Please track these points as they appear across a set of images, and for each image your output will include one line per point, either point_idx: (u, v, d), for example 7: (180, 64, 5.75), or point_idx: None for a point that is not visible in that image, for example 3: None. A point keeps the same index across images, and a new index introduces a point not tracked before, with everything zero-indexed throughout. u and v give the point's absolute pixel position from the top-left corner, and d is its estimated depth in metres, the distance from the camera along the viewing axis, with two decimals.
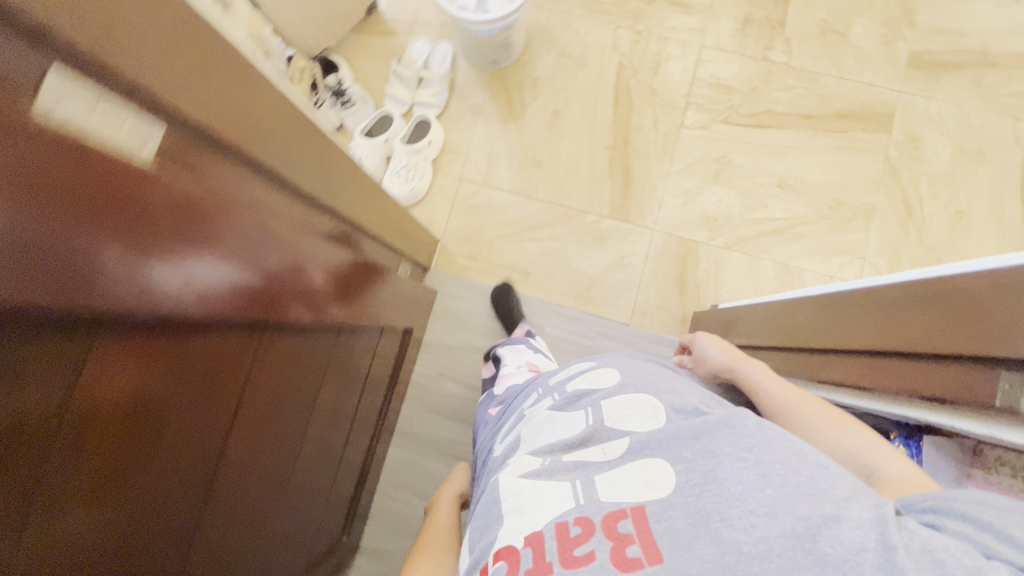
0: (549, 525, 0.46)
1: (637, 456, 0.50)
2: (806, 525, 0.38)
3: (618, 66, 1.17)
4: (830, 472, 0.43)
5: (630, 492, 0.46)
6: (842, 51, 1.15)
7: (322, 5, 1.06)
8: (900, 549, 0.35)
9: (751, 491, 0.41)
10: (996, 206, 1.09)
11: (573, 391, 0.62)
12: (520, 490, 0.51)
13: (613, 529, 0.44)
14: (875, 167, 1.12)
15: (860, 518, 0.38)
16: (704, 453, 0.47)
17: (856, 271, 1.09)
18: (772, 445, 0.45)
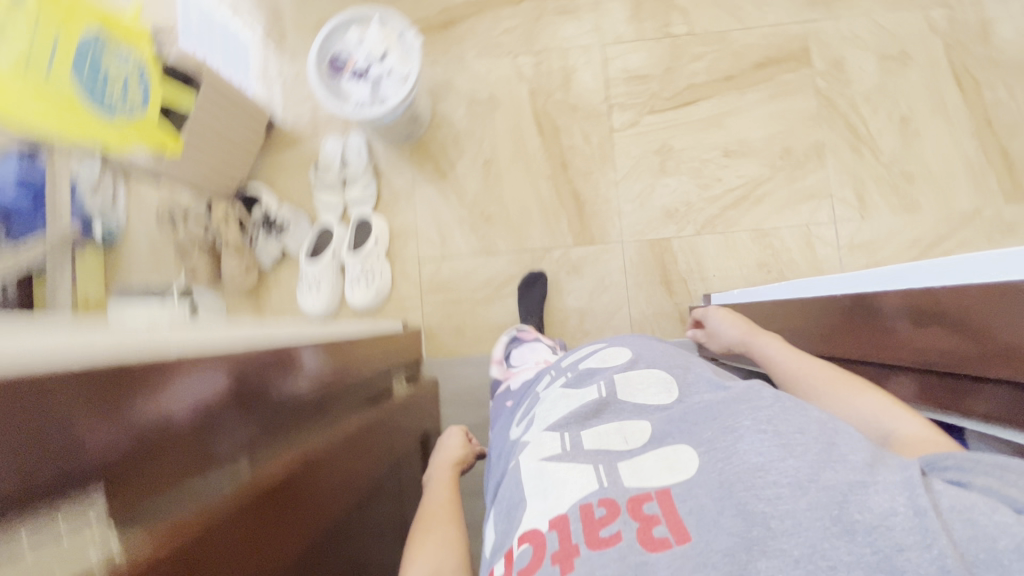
0: (574, 507, 0.42)
1: (661, 441, 0.47)
2: (830, 493, 0.35)
3: (530, 94, 1.14)
4: (854, 439, 0.41)
5: (656, 476, 0.43)
6: (738, 3, 1.13)
7: (221, 147, 1.02)
8: (932, 512, 0.32)
9: (772, 463, 0.39)
10: (936, 102, 1.08)
11: (585, 368, 0.63)
12: (537, 474, 0.48)
13: (637, 510, 0.40)
14: (811, 103, 1.10)
15: (882, 482, 0.35)
16: (721, 431, 0.44)
17: (827, 211, 1.08)
18: (791, 416, 0.43)
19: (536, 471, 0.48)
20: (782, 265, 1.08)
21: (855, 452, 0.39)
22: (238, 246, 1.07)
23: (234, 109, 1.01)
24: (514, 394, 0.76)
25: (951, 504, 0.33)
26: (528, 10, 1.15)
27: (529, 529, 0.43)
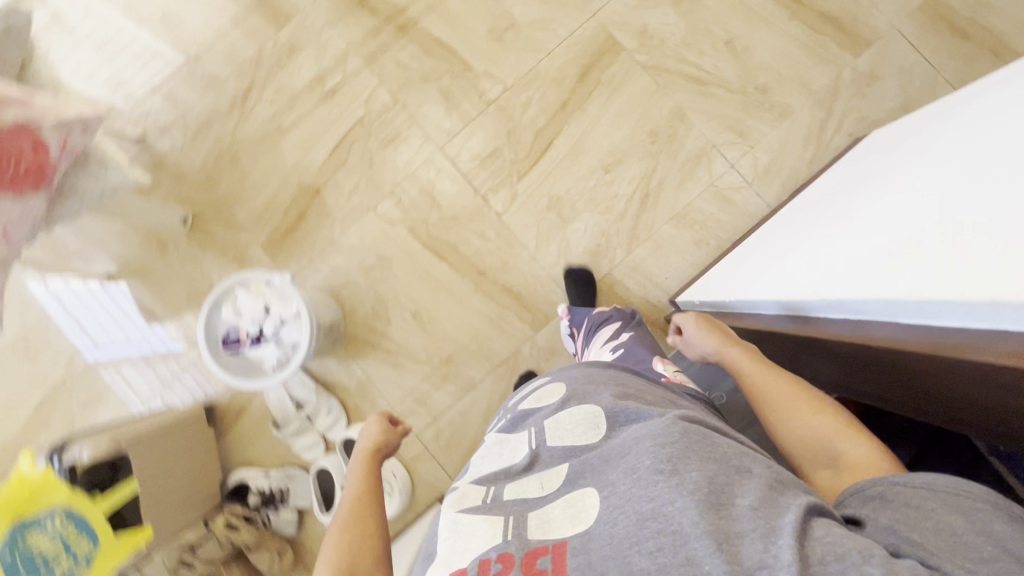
0: (472, 564, 0.46)
1: (569, 487, 0.52)
2: (710, 539, 0.40)
3: (410, 231, 1.13)
4: (751, 483, 0.45)
5: (560, 526, 0.48)
6: (528, 36, 1.12)
7: (185, 473, 0.99)
8: (812, 560, 0.38)
9: (660, 510, 0.43)
10: (744, 12, 1.09)
11: (521, 411, 0.67)
12: (452, 526, 0.52)
13: (529, 565, 0.45)
14: (645, 79, 1.10)
15: (766, 533, 0.40)
16: (627, 469, 0.48)
17: (720, 160, 1.09)
18: (690, 453, 0.47)
19: (455, 523, 0.53)
20: (715, 231, 1.08)
21: (740, 494, 0.44)
22: (257, 538, 1.03)
23: (164, 432, 0.97)
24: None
25: (824, 555, 0.38)
26: (360, 162, 1.14)
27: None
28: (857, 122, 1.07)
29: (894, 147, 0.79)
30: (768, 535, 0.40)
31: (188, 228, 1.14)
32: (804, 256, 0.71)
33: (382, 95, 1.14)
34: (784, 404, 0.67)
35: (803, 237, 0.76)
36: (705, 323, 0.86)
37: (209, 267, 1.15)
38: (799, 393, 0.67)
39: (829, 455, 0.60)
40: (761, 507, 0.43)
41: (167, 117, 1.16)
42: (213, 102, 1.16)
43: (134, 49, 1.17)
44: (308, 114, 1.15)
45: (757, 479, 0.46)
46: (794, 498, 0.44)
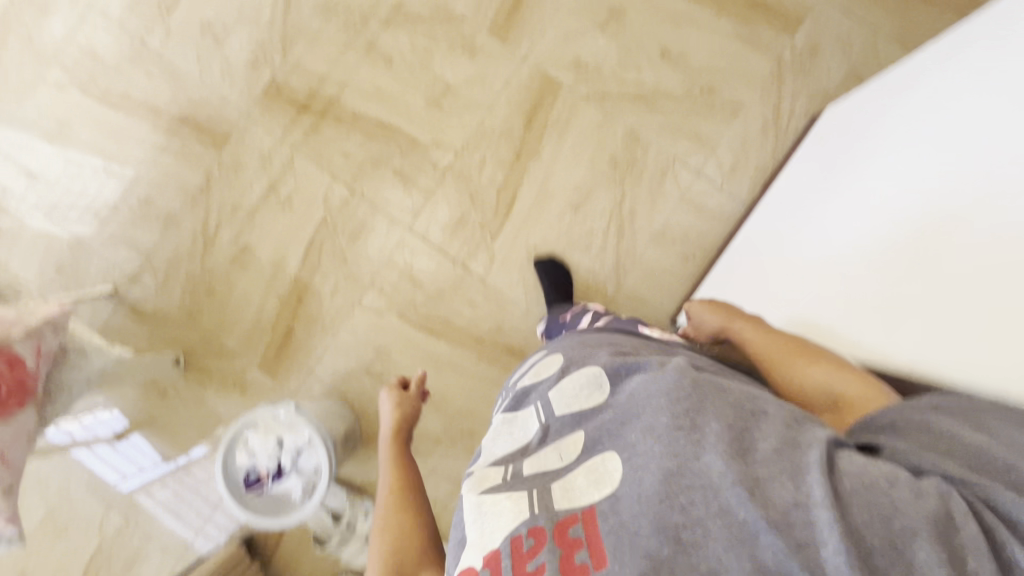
0: (505, 541, 0.44)
1: (591, 453, 0.49)
2: (745, 486, 0.37)
3: (400, 316, 1.12)
4: (768, 427, 0.43)
5: (586, 491, 0.45)
6: (466, 97, 1.11)
7: None
8: (849, 498, 0.36)
9: (686, 464, 0.41)
10: (670, 20, 1.08)
11: (522, 390, 0.64)
12: (476, 507, 0.49)
13: (563, 536, 0.42)
14: (591, 110, 1.10)
15: (793, 473, 0.38)
16: (642, 429, 0.46)
17: (685, 172, 1.08)
18: (706, 406, 0.45)
19: (478, 504, 0.49)
20: (698, 242, 1.08)
21: (762, 439, 0.42)
22: None
23: None
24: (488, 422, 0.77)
25: (855, 484, 0.37)
26: (333, 261, 1.13)
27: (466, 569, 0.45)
28: (809, 101, 1.06)
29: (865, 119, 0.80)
30: (796, 472, 0.38)
31: (183, 369, 1.14)
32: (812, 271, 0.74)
33: (338, 190, 1.13)
34: (785, 358, 0.66)
35: (806, 244, 0.78)
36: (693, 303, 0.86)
37: (214, 401, 1.14)
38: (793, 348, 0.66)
39: (828, 398, 0.59)
40: (784, 448, 0.41)
41: (134, 266, 1.15)
42: (175, 240, 1.15)
43: (85, 207, 1.16)
44: (270, 227, 1.14)
45: (773, 421, 0.44)
46: (814, 436, 0.42)
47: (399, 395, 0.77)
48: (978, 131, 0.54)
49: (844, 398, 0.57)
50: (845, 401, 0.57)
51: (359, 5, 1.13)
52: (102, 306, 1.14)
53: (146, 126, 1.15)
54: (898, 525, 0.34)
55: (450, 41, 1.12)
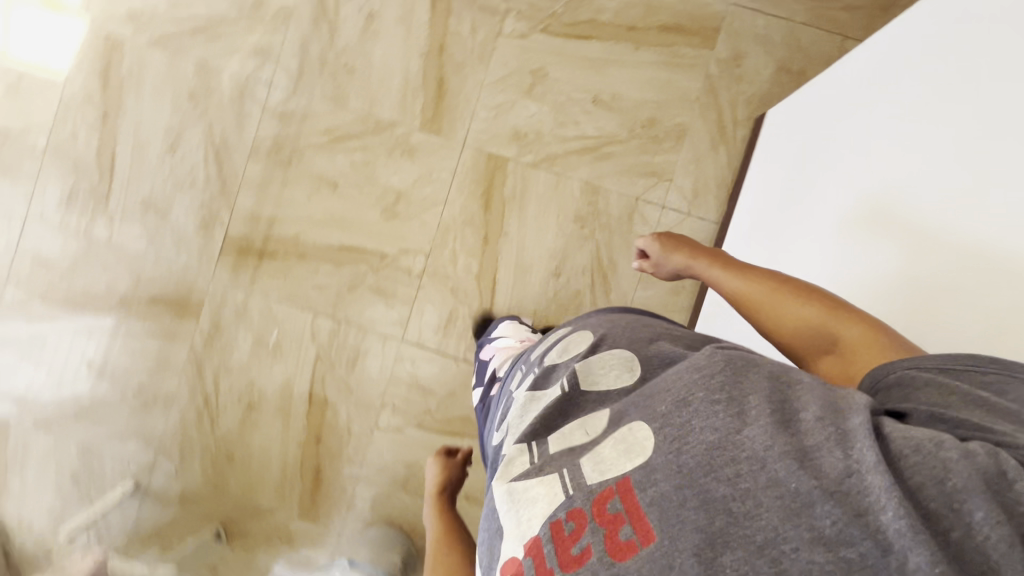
0: (543, 527, 0.45)
1: (617, 429, 0.49)
2: (791, 453, 0.38)
3: (418, 426, 1.12)
4: (813, 395, 0.43)
5: (618, 466, 0.45)
6: (418, 197, 1.11)
7: None
8: (903, 458, 0.37)
9: (730, 437, 0.41)
10: (592, 65, 1.08)
11: (550, 362, 0.64)
12: (511, 495, 0.51)
13: (603, 514, 0.43)
14: (542, 175, 1.09)
15: (840, 440, 0.38)
16: (675, 404, 0.46)
17: (651, 208, 1.08)
18: (743, 378, 0.45)
19: (515, 490, 0.50)
20: None
21: (808, 406, 0.42)
22: None
23: None
24: (501, 381, 0.78)
25: (903, 448, 0.37)
26: (339, 392, 1.12)
27: (510, 559, 0.46)
28: (749, 105, 1.07)
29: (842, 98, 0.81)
30: (844, 439, 0.38)
31: (225, 539, 1.13)
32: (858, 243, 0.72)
33: (323, 323, 1.12)
34: (773, 298, 0.70)
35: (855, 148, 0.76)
36: (668, 241, 0.86)
37: (263, 561, 1.13)
38: (779, 286, 0.70)
39: (828, 341, 0.64)
40: (831, 415, 0.41)
41: (148, 454, 1.14)
42: (179, 417, 1.14)
43: (79, 411, 1.15)
44: (268, 378, 1.13)
45: (813, 386, 0.44)
46: (854, 402, 0.43)
47: (445, 459, 0.82)
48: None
49: (845, 342, 0.62)
50: (847, 345, 0.61)
51: (288, 139, 1.12)
52: (128, 503, 1.14)
53: (117, 316, 1.14)
54: (951, 481, 0.34)
55: (387, 148, 1.11)
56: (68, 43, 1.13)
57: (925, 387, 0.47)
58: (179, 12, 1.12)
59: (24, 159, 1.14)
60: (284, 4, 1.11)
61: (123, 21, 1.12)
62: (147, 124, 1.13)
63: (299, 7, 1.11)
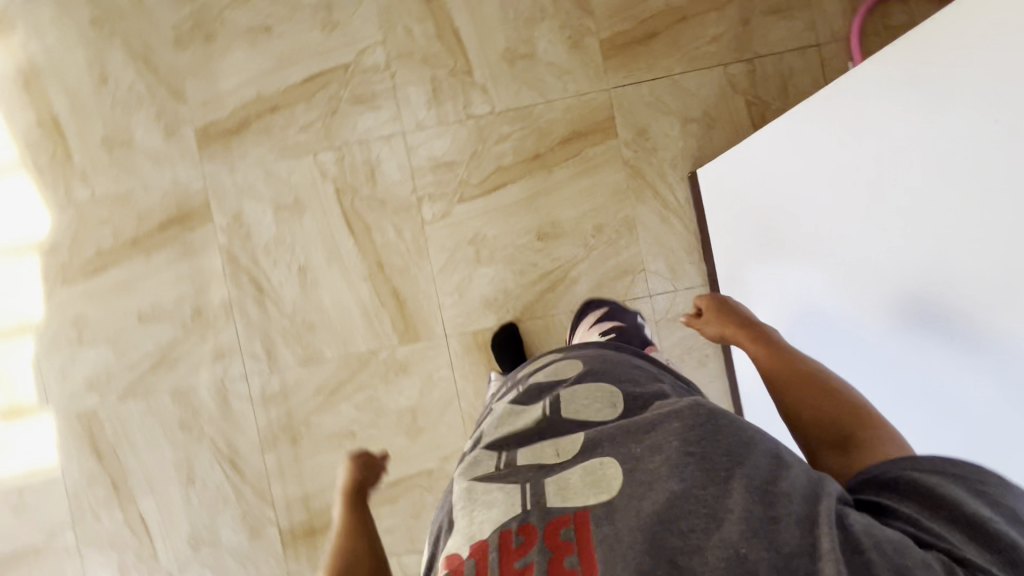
0: (494, 534, 0.49)
1: (588, 458, 0.54)
2: (743, 521, 0.43)
3: None
4: (787, 467, 0.47)
5: (580, 496, 0.50)
6: (430, 404, 1.10)
7: None
8: (871, 549, 0.39)
9: (692, 493, 0.46)
10: (520, 207, 1.09)
11: (536, 382, 0.69)
12: (470, 495, 0.55)
13: (554, 535, 0.47)
14: (529, 324, 1.10)
15: (802, 522, 0.42)
16: (648, 452, 0.51)
17: (640, 302, 1.09)
18: (716, 433, 0.50)
19: (473, 491, 0.55)
20: (701, 343, 1.09)
21: (783, 481, 0.46)
22: None
23: None
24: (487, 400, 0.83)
25: (862, 539, 0.40)
26: None
27: (451, 555, 0.50)
28: (676, 167, 1.08)
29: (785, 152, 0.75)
30: (808, 520, 0.42)
31: None
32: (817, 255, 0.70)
33: (408, 560, 1.11)
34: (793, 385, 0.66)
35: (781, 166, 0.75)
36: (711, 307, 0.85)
37: None
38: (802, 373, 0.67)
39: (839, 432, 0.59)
40: (807, 496, 0.44)
41: None
42: None
43: None
44: None
45: (793, 465, 0.48)
46: (828, 487, 0.45)
47: (359, 457, 0.73)
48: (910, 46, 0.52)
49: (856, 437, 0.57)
50: (857, 437, 0.57)
51: (288, 415, 1.11)
52: None
53: None
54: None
55: (380, 375, 1.11)
56: (46, 440, 1.12)
57: (911, 491, 0.46)
58: (130, 359, 1.12)
59: (63, 561, 1.13)
60: (219, 300, 1.11)
61: (86, 393, 1.12)
62: (155, 471, 1.12)
63: (233, 295, 1.11)
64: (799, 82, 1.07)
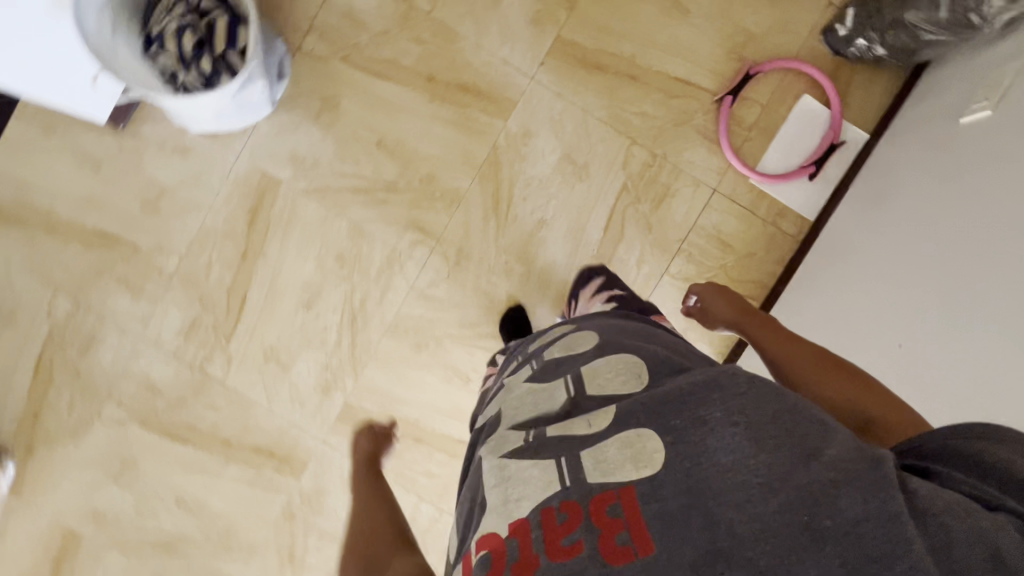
0: (533, 513, 0.51)
1: (622, 427, 0.53)
2: (799, 488, 0.44)
3: None
4: (832, 430, 0.49)
5: (622, 470, 0.50)
6: None
7: None
8: (934, 508, 0.42)
9: (744, 463, 0.46)
10: None
11: (554, 358, 0.69)
12: (501, 472, 0.56)
13: (601, 515, 0.48)
14: None
15: (870, 487, 0.43)
16: (693, 421, 0.50)
17: None
18: (764, 405, 0.50)
19: (505, 468, 0.56)
20: None
21: (832, 449, 0.46)
22: None
23: None
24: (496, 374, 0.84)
25: (926, 500, 0.42)
26: None
27: (489, 534, 0.53)
28: None
29: (879, 312, 0.84)
30: (879, 486, 0.43)
31: None
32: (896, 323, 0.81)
33: None
34: (812, 366, 0.75)
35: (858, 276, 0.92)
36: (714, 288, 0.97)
37: None
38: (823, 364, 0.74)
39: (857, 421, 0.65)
40: (856, 457, 0.46)
41: None
42: None
43: None
44: None
45: (842, 438, 0.48)
46: (880, 454, 0.46)
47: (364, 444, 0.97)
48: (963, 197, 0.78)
49: (879, 420, 0.64)
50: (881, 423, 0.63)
51: None
52: None
53: None
54: (978, 545, 0.40)
55: None
56: None
57: (958, 458, 0.48)
58: None
59: None
60: None
61: None
62: None
63: None
64: (729, 228, 1.08)
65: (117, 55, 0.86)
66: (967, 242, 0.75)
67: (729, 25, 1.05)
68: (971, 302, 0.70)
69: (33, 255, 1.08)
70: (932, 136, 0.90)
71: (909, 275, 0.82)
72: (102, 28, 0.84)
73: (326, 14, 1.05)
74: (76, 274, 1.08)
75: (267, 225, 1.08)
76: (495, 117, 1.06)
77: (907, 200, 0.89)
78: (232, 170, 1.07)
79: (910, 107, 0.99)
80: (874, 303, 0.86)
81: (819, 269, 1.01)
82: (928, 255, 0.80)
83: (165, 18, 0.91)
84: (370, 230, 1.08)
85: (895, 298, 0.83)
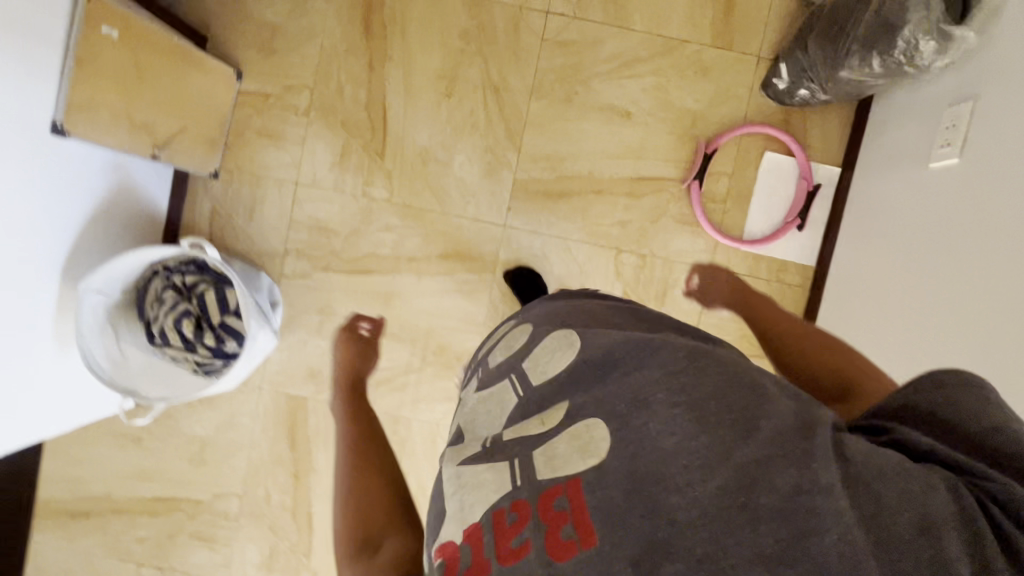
0: (486, 517, 0.44)
1: (574, 420, 0.47)
2: (740, 466, 0.38)
3: None
4: (778, 397, 0.43)
5: (569, 463, 0.43)
6: None
7: None
8: (872, 479, 0.36)
9: (687, 445, 0.40)
10: None
11: (497, 358, 0.60)
12: (458, 479, 0.48)
13: (549, 512, 0.41)
14: None
15: (801, 459, 0.37)
16: (638, 406, 0.44)
17: None
18: (704, 378, 0.44)
19: (461, 476, 0.48)
20: None
21: (771, 420, 0.41)
22: None
23: None
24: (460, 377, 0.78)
25: (867, 470, 0.37)
26: None
27: (445, 543, 0.45)
28: None
29: (894, 328, 0.86)
30: (806, 456, 0.37)
31: None
32: (907, 338, 0.83)
33: None
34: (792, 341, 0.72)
35: (869, 294, 0.94)
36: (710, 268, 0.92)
37: None
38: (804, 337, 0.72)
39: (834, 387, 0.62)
40: (801, 432, 0.40)
41: None
42: None
43: None
44: None
45: (782, 403, 0.43)
46: (820, 418, 0.42)
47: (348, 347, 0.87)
48: (940, 207, 0.81)
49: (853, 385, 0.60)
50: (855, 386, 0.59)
51: None
52: None
53: None
54: (908, 507, 0.34)
55: None
56: None
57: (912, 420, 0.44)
58: None
59: None
60: None
61: None
62: None
63: None
64: None
65: (128, 367, 0.91)
66: (955, 251, 0.78)
67: (672, 112, 1.07)
68: (972, 312, 0.73)
69: (108, 539, 1.13)
70: (908, 166, 0.90)
71: (912, 287, 0.84)
72: (107, 349, 0.89)
73: (295, 232, 1.09)
74: (151, 543, 1.13)
75: (307, 442, 1.11)
76: (481, 272, 1.09)
77: (894, 226, 0.91)
78: (259, 402, 1.11)
79: (875, 135, 0.99)
80: (889, 320, 0.88)
81: (834, 295, 1.02)
82: (923, 265, 0.83)
83: (158, 311, 0.95)
84: (402, 414, 1.11)
85: (905, 310, 0.85)
